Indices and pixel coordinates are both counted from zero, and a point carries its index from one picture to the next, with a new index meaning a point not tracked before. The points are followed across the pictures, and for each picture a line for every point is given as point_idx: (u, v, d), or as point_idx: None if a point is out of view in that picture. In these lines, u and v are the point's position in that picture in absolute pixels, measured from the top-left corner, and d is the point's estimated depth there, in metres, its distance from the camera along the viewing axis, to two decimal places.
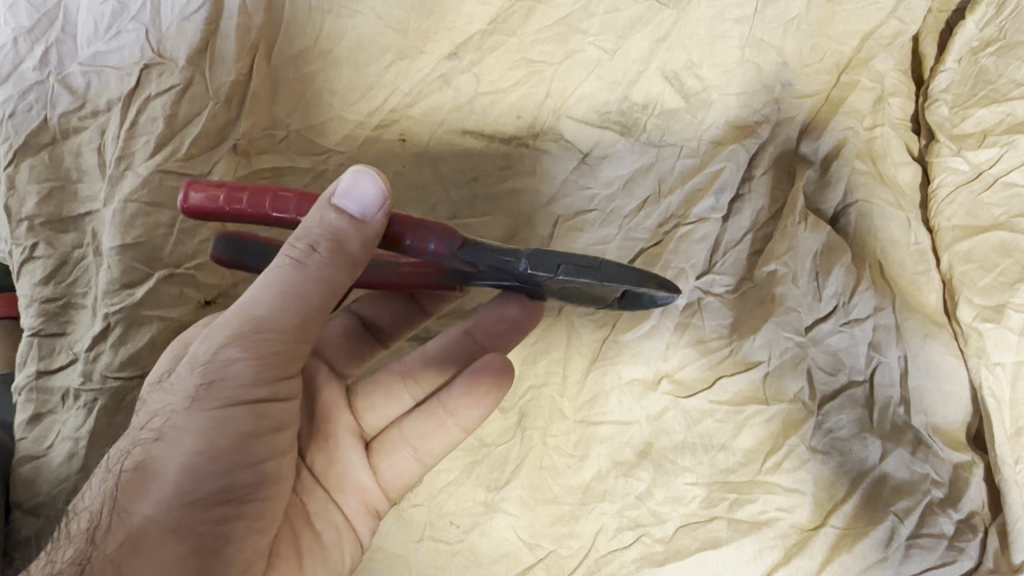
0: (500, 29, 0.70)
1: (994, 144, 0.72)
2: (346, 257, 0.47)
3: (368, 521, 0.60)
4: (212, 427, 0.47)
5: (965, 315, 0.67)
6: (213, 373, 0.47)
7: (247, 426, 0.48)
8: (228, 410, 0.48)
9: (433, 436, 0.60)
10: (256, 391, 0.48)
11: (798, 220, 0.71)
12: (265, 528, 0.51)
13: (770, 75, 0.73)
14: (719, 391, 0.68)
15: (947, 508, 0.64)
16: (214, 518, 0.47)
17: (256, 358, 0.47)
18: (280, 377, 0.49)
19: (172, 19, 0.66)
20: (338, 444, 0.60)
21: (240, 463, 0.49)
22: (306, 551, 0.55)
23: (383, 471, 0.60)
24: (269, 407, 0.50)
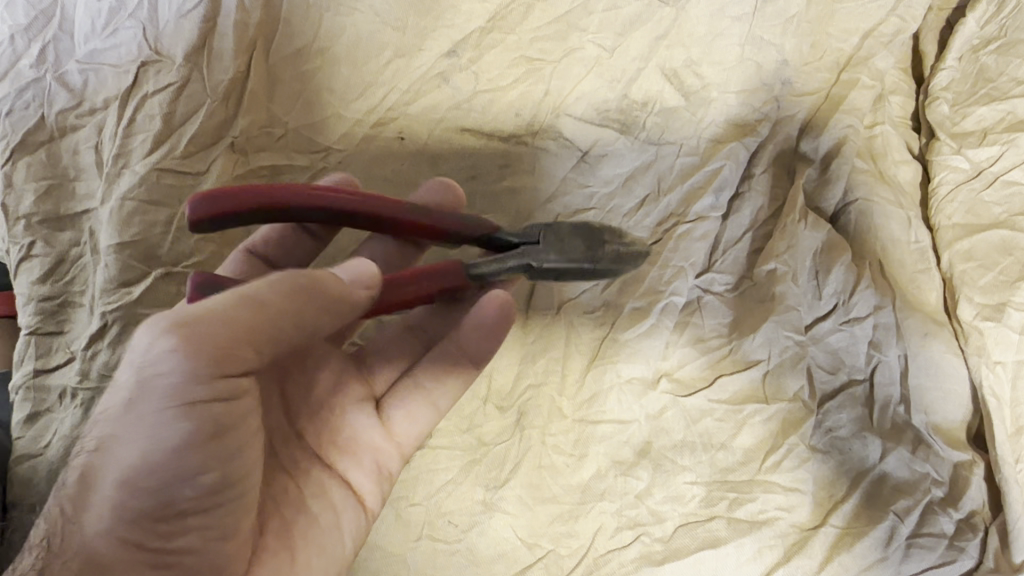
0: (499, 26, 0.71)
1: (995, 141, 0.72)
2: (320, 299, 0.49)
3: (380, 485, 0.59)
4: (147, 438, 0.46)
5: (966, 314, 0.67)
6: (144, 377, 0.45)
7: (192, 432, 0.46)
8: (165, 417, 0.46)
9: (449, 377, 0.60)
10: (195, 392, 0.46)
11: (798, 218, 0.70)
12: (226, 532, 0.49)
13: (769, 73, 0.73)
14: (718, 390, 0.68)
15: (947, 507, 0.63)
16: (163, 529, 0.47)
17: (190, 361, 0.45)
18: (222, 375, 0.46)
19: (170, 16, 0.66)
20: (342, 413, 0.60)
21: (181, 474, 0.46)
22: (300, 532, 0.55)
23: (395, 427, 0.61)
24: (210, 409, 0.46)
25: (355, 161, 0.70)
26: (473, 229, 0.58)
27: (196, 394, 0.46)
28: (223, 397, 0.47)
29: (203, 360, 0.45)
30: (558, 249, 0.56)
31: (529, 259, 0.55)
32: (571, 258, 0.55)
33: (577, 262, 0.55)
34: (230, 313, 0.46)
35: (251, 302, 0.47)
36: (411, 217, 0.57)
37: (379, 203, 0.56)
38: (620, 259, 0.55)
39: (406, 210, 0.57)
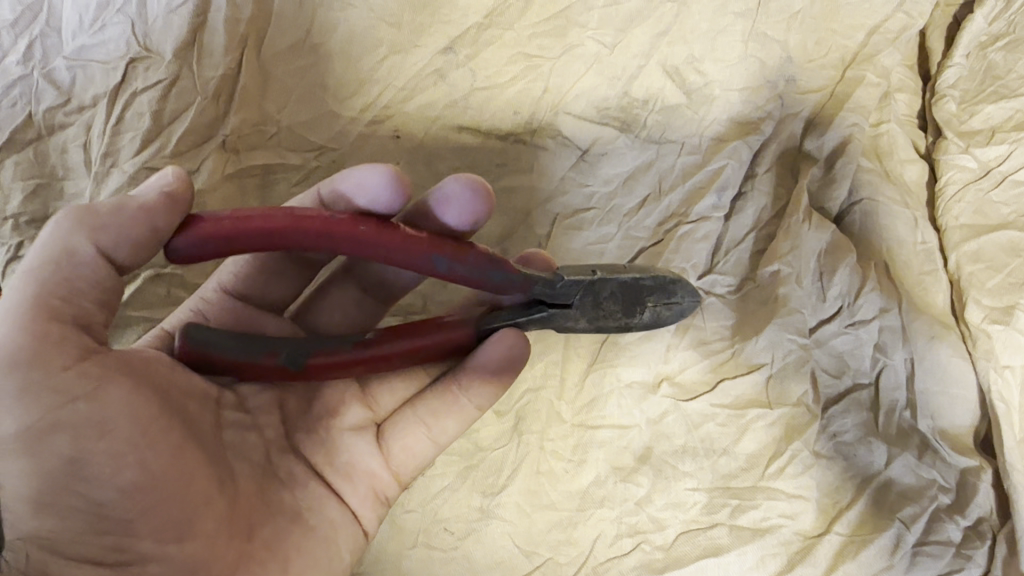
0: (496, 22, 0.68)
1: (1003, 141, 0.70)
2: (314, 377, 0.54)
3: (377, 507, 0.58)
4: (36, 452, 0.45)
5: (974, 316, 0.66)
6: None
7: (76, 434, 0.45)
8: (22, 436, 0.44)
9: (448, 416, 0.58)
10: (45, 399, 0.45)
11: (802, 219, 0.69)
12: (184, 530, 0.48)
13: (774, 70, 0.71)
14: (721, 394, 0.66)
15: (954, 514, 0.62)
16: (102, 539, 0.46)
17: (19, 371, 0.45)
18: (49, 376, 0.45)
19: (159, 12, 0.63)
20: (344, 434, 0.58)
21: (89, 478, 0.45)
22: (292, 550, 0.53)
23: (393, 456, 0.58)
24: (76, 409, 0.45)
25: (348, 160, 0.69)
26: (503, 286, 0.54)
27: (56, 398, 0.45)
28: (80, 398, 0.45)
29: (26, 365, 0.45)
30: (593, 312, 0.57)
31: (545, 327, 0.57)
32: (605, 325, 0.57)
33: (610, 327, 0.57)
34: (29, 314, 0.45)
35: (48, 303, 0.46)
36: (435, 272, 0.53)
37: (400, 253, 0.51)
38: (653, 321, 0.58)
39: (429, 262, 0.52)
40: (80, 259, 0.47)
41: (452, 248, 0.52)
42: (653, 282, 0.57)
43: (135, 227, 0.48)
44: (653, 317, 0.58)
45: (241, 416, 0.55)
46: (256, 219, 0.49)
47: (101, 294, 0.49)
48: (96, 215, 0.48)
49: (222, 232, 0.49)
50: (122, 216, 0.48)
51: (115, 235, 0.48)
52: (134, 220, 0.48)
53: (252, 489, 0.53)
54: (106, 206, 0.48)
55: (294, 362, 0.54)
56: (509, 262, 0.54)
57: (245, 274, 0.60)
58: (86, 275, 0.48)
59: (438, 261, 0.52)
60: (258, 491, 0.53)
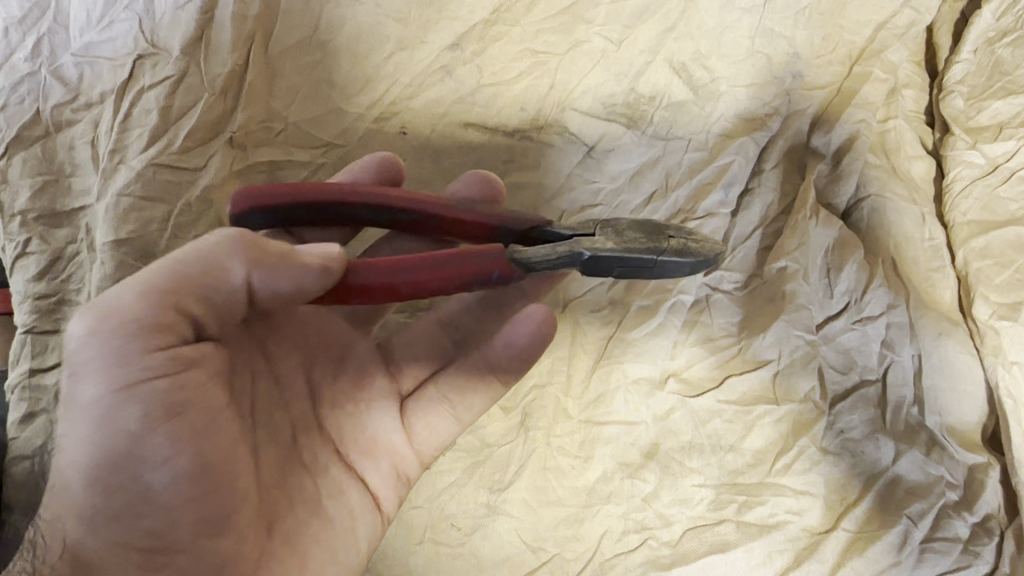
0: (503, 19, 0.69)
1: (1011, 136, 0.70)
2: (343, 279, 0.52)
3: (398, 487, 0.59)
4: (105, 422, 0.45)
5: (981, 313, 0.66)
6: (72, 364, 0.45)
7: (150, 412, 0.45)
8: (97, 404, 0.45)
9: (474, 391, 0.59)
10: (128, 371, 0.45)
11: (809, 215, 0.69)
12: (220, 525, 0.47)
13: (781, 66, 0.71)
14: (727, 390, 0.67)
15: (962, 511, 0.62)
16: (143, 524, 0.45)
17: (114, 340, 0.45)
18: (146, 350, 0.45)
19: (167, 7, 0.64)
20: (368, 411, 0.59)
21: (147, 460, 0.45)
22: (310, 539, 0.53)
23: (416, 434, 0.60)
24: (155, 387, 0.45)
25: (354, 157, 0.69)
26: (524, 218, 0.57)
27: (142, 373, 0.45)
28: (162, 375, 0.46)
29: (120, 340, 0.45)
30: (617, 242, 0.53)
31: (582, 250, 0.52)
32: (631, 247, 0.52)
33: (635, 250, 0.52)
34: (151, 297, 0.46)
35: (183, 302, 0.47)
36: (458, 209, 0.57)
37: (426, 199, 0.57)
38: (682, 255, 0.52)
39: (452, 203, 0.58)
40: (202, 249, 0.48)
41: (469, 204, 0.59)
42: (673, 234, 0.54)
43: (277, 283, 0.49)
44: (682, 246, 0.52)
45: (273, 387, 0.56)
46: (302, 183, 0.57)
47: (223, 308, 0.49)
48: (259, 258, 0.48)
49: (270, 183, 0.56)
50: (277, 265, 0.48)
51: (270, 278, 0.49)
52: (283, 279, 0.49)
53: (274, 478, 0.53)
54: (273, 251, 0.48)
55: None
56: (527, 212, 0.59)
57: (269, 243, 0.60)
58: (222, 294, 0.48)
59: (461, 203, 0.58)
60: (280, 477, 0.53)
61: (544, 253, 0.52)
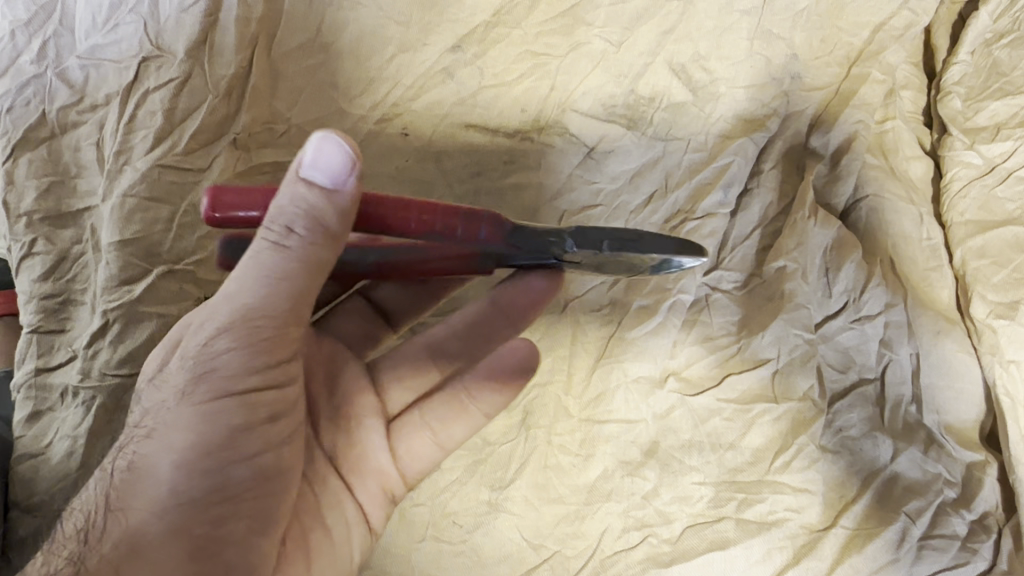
0: (504, 21, 0.69)
1: (1008, 137, 0.70)
2: (328, 233, 0.44)
3: (384, 506, 0.59)
4: (210, 420, 0.46)
5: (978, 312, 0.66)
6: (200, 364, 0.46)
7: (251, 416, 0.47)
8: (207, 398, 0.46)
9: (456, 415, 0.59)
10: (247, 381, 0.47)
11: (808, 215, 0.69)
12: (267, 526, 0.49)
13: (779, 67, 0.72)
14: (727, 389, 0.67)
15: (960, 508, 0.63)
16: (210, 517, 0.46)
17: (240, 344, 0.46)
18: (271, 364, 0.47)
19: (171, 11, 0.65)
20: (360, 429, 0.58)
21: (235, 458, 0.47)
22: (315, 548, 0.54)
23: (402, 456, 0.59)
24: (262, 396, 0.48)
25: (358, 157, 0.70)
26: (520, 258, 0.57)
27: (255, 379, 0.47)
28: (270, 386, 0.48)
29: (250, 345, 0.46)
30: None
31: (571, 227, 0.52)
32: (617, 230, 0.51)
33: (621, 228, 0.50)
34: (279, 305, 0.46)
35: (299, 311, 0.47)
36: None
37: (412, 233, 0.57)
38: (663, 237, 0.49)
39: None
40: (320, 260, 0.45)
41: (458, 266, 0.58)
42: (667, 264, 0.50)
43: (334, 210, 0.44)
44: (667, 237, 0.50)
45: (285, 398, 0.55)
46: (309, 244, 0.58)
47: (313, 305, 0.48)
48: (324, 217, 0.44)
49: None
50: (342, 214, 0.44)
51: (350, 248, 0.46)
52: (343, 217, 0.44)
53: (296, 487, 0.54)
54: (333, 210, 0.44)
55: None
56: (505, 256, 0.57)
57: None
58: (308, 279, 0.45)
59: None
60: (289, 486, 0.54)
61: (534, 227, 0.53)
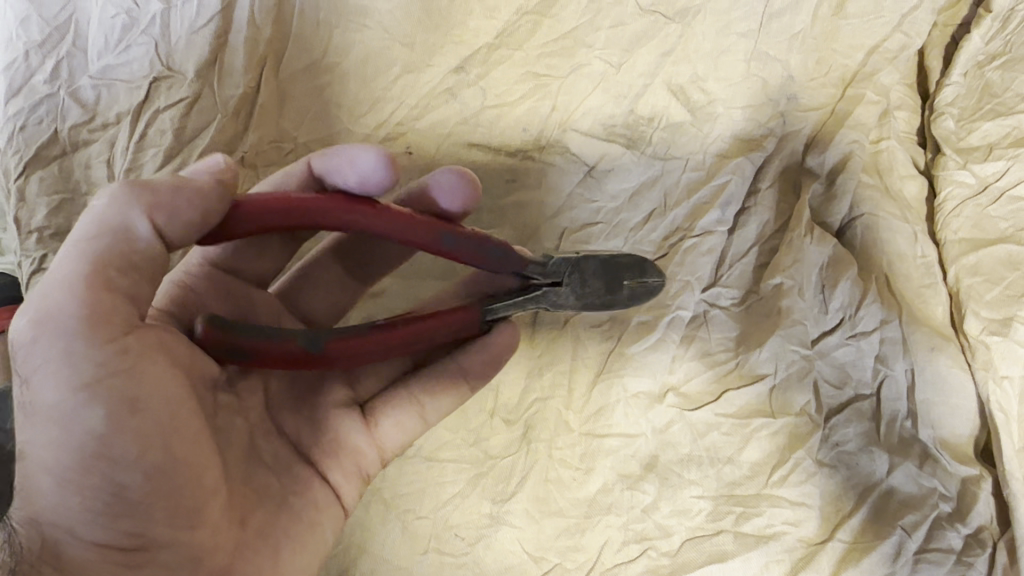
0: (506, 43, 0.70)
1: (1000, 157, 0.72)
2: (159, 207, 0.48)
3: (359, 486, 0.60)
4: (63, 427, 0.45)
5: (973, 328, 0.68)
6: (27, 368, 0.45)
7: (113, 411, 0.45)
8: (57, 409, 0.44)
9: (443, 397, 0.60)
10: (83, 371, 0.45)
11: (804, 233, 0.71)
12: (194, 517, 0.48)
13: (775, 90, 0.73)
14: (725, 404, 0.68)
15: (955, 522, 0.64)
16: (121, 526, 0.46)
17: (62, 340, 0.45)
18: (108, 342, 0.45)
19: (182, 32, 0.66)
20: (331, 415, 0.59)
21: (112, 459, 0.45)
22: (284, 533, 0.54)
23: (381, 435, 0.60)
24: (114, 386, 0.45)
25: None
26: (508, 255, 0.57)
27: (97, 370, 0.45)
28: (123, 370, 0.45)
29: (68, 334, 0.45)
30: (582, 302, 0.58)
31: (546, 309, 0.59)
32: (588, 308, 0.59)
33: (596, 308, 0.59)
34: (84, 280, 0.45)
35: (105, 272, 0.46)
36: (441, 249, 0.56)
37: (409, 228, 0.55)
38: (636, 299, 0.59)
39: (435, 239, 0.55)
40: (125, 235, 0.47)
41: (456, 227, 0.56)
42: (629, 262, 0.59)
43: (193, 211, 0.49)
44: (635, 296, 0.59)
45: (232, 397, 0.55)
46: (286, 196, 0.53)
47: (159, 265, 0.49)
48: (154, 192, 0.48)
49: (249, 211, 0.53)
50: (182, 192, 0.49)
51: (176, 210, 0.48)
52: (191, 202, 0.49)
53: (240, 474, 0.53)
54: (167, 182, 0.49)
55: (312, 343, 0.53)
56: (507, 243, 0.57)
57: (238, 249, 0.60)
58: (140, 251, 0.48)
59: (444, 238, 0.56)
60: (245, 476, 0.53)
61: (506, 310, 0.58)
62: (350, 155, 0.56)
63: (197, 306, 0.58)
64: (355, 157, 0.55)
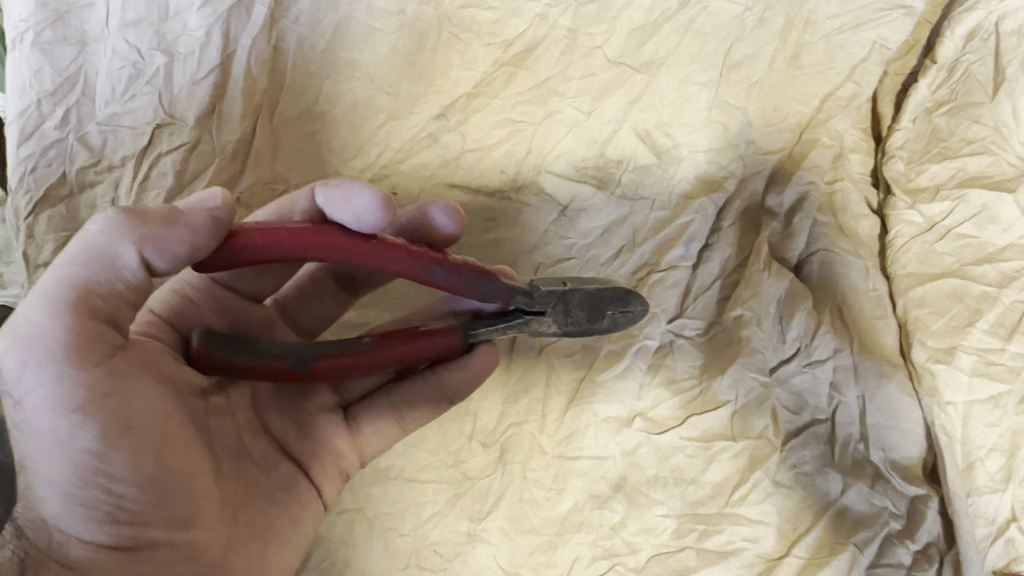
0: (485, 92, 0.75)
1: (946, 198, 0.77)
2: (148, 239, 0.49)
3: (339, 485, 0.65)
4: (60, 445, 0.47)
5: (919, 356, 0.72)
6: (19, 391, 0.47)
7: (106, 431, 0.48)
8: (53, 429, 0.47)
9: (421, 407, 0.65)
10: (78, 394, 0.47)
11: (762, 267, 0.76)
12: (188, 518, 0.52)
13: (735, 134, 0.77)
14: (689, 428, 0.73)
15: (904, 539, 0.69)
16: (122, 529, 0.49)
17: (52, 365, 0.47)
18: (96, 365, 0.48)
19: (183, 82, 0.71)
20: (316, 418, 0.64)
21: (110, 471, 0.48)
22: (269, 527, 0.59)
23: (362, 438, 0.65)
24: (108, 406, 0.48)
25: None
26: (492, 294, 0.59)
27: (89, 393, 0.48)
28: (114, 391, 0.49)
29: (57, 360, 0.47)
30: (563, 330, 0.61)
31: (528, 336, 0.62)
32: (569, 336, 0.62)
33: (576, 334, 0.62)
34: (66, 308, 0.48)
35: (89, 300, 0.48)
36: (431, 281, 0.57)
37: (402, 262, 0.56)
38: (615, 325, 0.62)
39: (425, 273, 0.56)
40: (113, 267, 0.49)
41: (448, 261, 0.57)
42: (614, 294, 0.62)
43: (181, 246, 0.50)
44: (614, 324, 0.61)
45: (223, 400, 0.59)
46: (284, 232, 0.53)
47: (140, 297, 0.52)
48: (145, 225, 0.49)
49: (247, 248, 0.53)
50: (174, 228, 0.50)
51: (166, 245, 0.50)
52: (181, 238, 0.50)
53: (230, 473, 0.57)
54: (157, 213, 0.50)
55: (301, 364, 0.57)
56: (495, 275, 0.59)
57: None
58: (125, 281, 0.50)
59: (435, 273, 0.57)
60: (236, 472, 0.58)
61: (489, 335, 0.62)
62: (348, 192, 0.57)
63: (193, 314, 0.62)
64: (353, 194, 0.56)
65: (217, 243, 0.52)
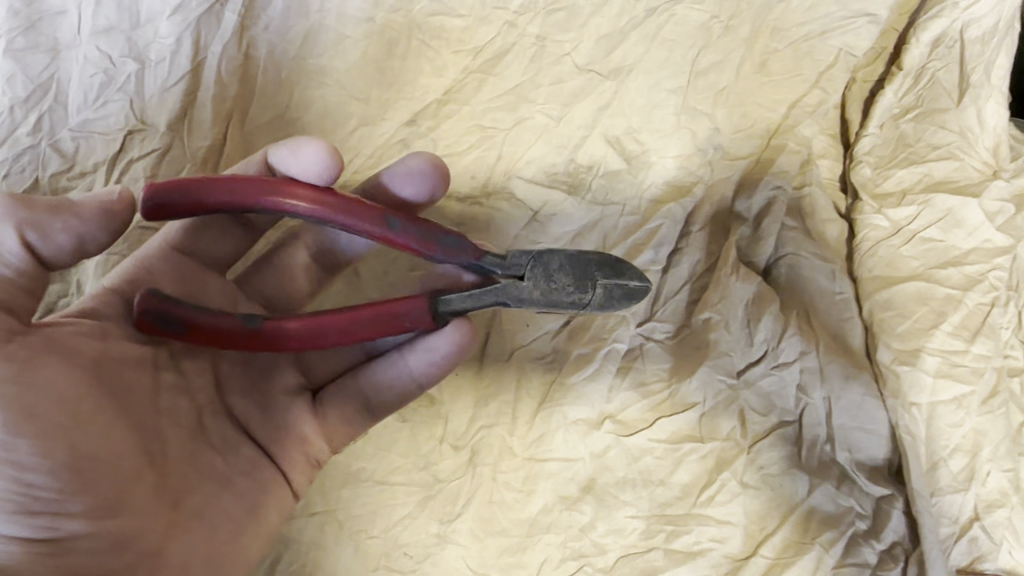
0: (454, 99, 0.76)
1: (912, 202, 0.77)
2: (35, 223, 0.56)
3: (309, 472, 0.67)
4: None
5: (884, 358, 0.72)
6: None
7: (10, 419, 0.52)
8: None
9: (388, 393, 0.66)
10: None
11: (729, 272, 0.77)
12: (113, 505, 0.54)
13: (703, 139, 0.78)
14: (658, 430, 0.73)
15: (870, 539, 0.70)
16: (40, 519, 0.52)
17: None
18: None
19: (154, 90, 0.72)
20: (283, 404, 0.66)
21: (16, 460, 0.51)
22: (218, 512, 0.60)
23: (329, 425, 0.67)
24: (12, 397, 0.52)
25: None
26: (455, 250, 0.61)
27: None
28: (17, 382, 0.53)
29: None
30: (546, 297, 0.61)
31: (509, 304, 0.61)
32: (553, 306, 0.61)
33: (563, 302, 0.61)
34: None
35: None
36: (383, 232, 0.60)
37: (352, 212, 0.60)
38: (610, 298, 0.61)
39: (381, 223, 0.60)
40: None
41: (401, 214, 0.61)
42: (603, 262, 0.61)
43: (67, 232, 0.56)
44: (605, 295, 0.60)
45: (177, 380, 0.62)
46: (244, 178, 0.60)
47: (32, 285, 0.57)
48: (31, 210, 0.56)
49: (207, 186, 0.60)
50: (62, 216, 0.56)
51: (53, 228, 0.56)
52: (67, 224, 0.56)
53: (177, 457, 0.59)
54: (44, 202, 0.56)
55: (251, 319, 0.60)
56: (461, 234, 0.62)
57: (194, 233, 0.66)
58: (11, 266, 0.56)
59: (387, 223, 0.60)
60: (188, 456, 0.60)
61: (466, 303, 0.61)
62: (294, 146, 0.63)
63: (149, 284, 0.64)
64: (298, 147, 0.62)
65: (105, 232, 0.58)
